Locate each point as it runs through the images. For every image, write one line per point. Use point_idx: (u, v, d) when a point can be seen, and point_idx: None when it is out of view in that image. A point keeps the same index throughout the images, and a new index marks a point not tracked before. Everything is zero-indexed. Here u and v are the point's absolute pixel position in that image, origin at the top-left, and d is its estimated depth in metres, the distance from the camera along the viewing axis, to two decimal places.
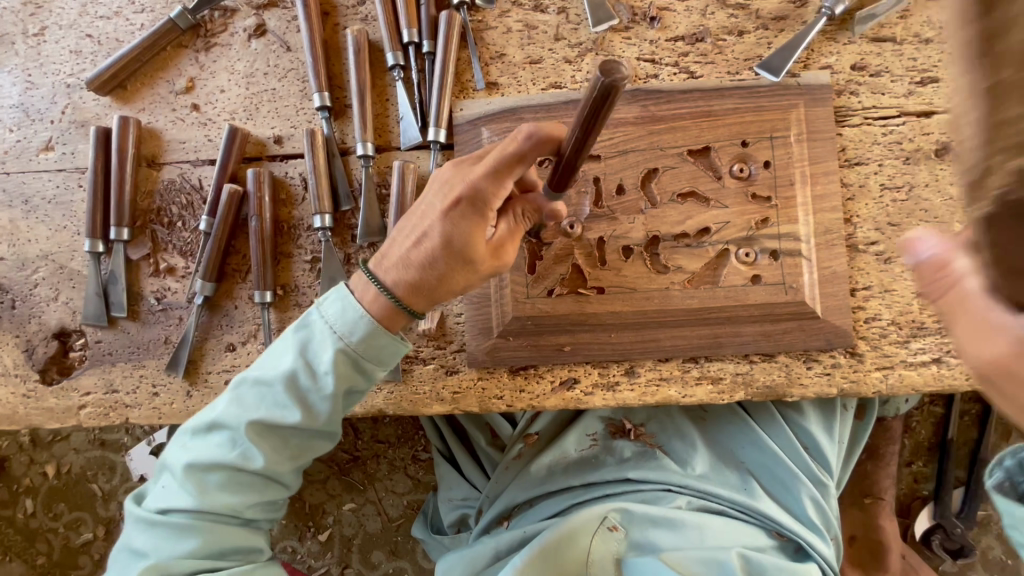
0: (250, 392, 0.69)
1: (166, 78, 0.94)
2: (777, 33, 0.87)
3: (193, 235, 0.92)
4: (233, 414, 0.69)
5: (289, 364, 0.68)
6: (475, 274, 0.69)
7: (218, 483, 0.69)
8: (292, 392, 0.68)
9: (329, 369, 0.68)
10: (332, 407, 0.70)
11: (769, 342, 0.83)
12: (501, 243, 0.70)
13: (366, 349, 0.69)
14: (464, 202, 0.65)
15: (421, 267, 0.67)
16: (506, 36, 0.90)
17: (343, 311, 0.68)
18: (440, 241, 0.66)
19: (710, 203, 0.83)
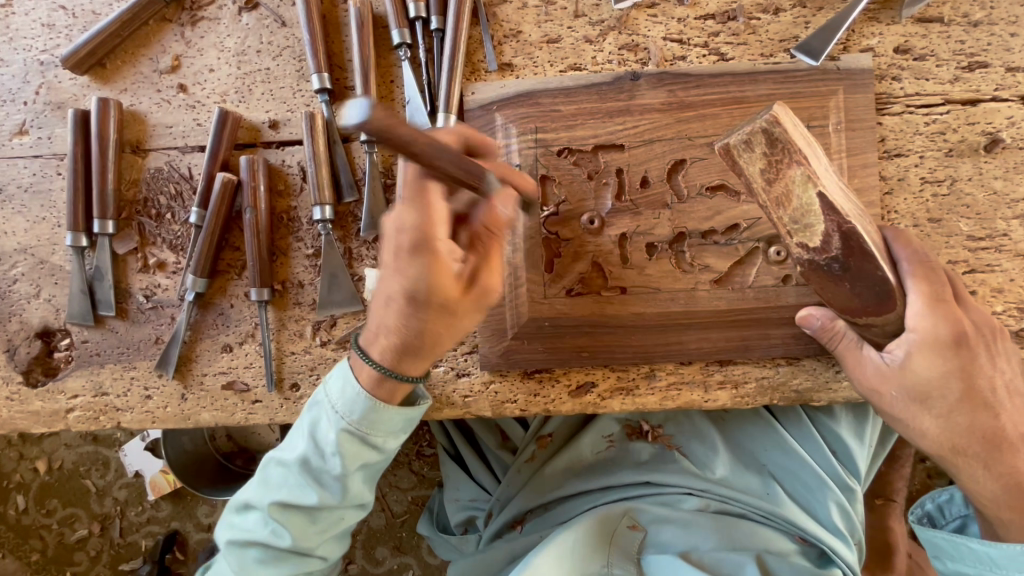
0: (272, 473, 0.70)
1: (149, 56, 0.86)
2: (815, 12, 0.81)
3: (184, 229, 0.86)
4: (261, 494, 0.70)
5: (301, 444, 0.69)
6: (456, 317, 0.62)
7: (256, 560, 0.70)
8: (307, 473, 0.68)
9: (335, 449, 0.67)
10: (347, 484, 0.69)
11: (799, 345, 0.79)
12: (472, 278, 0.62)
13: (371, 424, 0.67)
14: (408, 251, 0.57)
15: (398, 327, 0.63)
16: (521, 12, 0.83)
17: (342, 389, 0.67)
18: (404, 297, 0.60)
19: (741, 197, 0.78)
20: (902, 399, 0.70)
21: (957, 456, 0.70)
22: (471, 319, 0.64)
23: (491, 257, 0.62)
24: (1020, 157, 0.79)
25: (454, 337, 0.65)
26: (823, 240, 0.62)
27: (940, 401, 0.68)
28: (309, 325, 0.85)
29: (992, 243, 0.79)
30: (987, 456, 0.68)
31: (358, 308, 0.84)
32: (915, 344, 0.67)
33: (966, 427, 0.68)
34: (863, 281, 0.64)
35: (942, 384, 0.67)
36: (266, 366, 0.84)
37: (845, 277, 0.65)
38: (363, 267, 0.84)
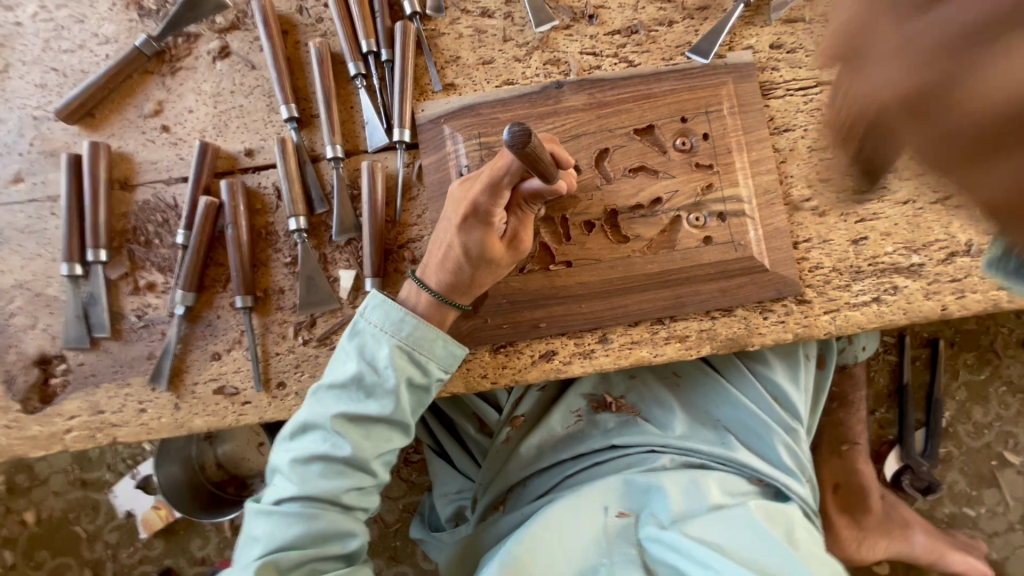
0: (327, 395, 0.81)
1: (134, 103, 0.97)
2: (702, 22, 0.97)
3: (171, 251, 0.95)
4: (317, 412, 0.80)
5: (353, 365, 0.81)
6: (498, 269, 0.83)
7: (319, 473, 0.79)
8: (362, 388, 0.81)
9: (388, 363, 0.80)
10: (398, 397, 0.81)
11: (727, 297, 0.90)
12: (515, 236, 0.82)
13: (415, 342, 0.82)
14: (467, 218, 0.78)
15: (452, 272, 0.82)
16: (458, 41, 0.97)
17: (385, 314, 0.82)
18: (460, 251, 0.80)
19: (659, 174, 0.91)
20: None
21: None
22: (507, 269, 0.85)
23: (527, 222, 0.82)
24: None
25: (495, 281, 0.85)
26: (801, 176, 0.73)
27: None
28: (291, 326, 0.93)
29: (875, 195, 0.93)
30: None
31: (333, 306, 0.93)
32: None
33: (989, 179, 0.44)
34: None
35: None
36: (253, 368, 0.92)
37: None
38: (337, 269, 0.94)
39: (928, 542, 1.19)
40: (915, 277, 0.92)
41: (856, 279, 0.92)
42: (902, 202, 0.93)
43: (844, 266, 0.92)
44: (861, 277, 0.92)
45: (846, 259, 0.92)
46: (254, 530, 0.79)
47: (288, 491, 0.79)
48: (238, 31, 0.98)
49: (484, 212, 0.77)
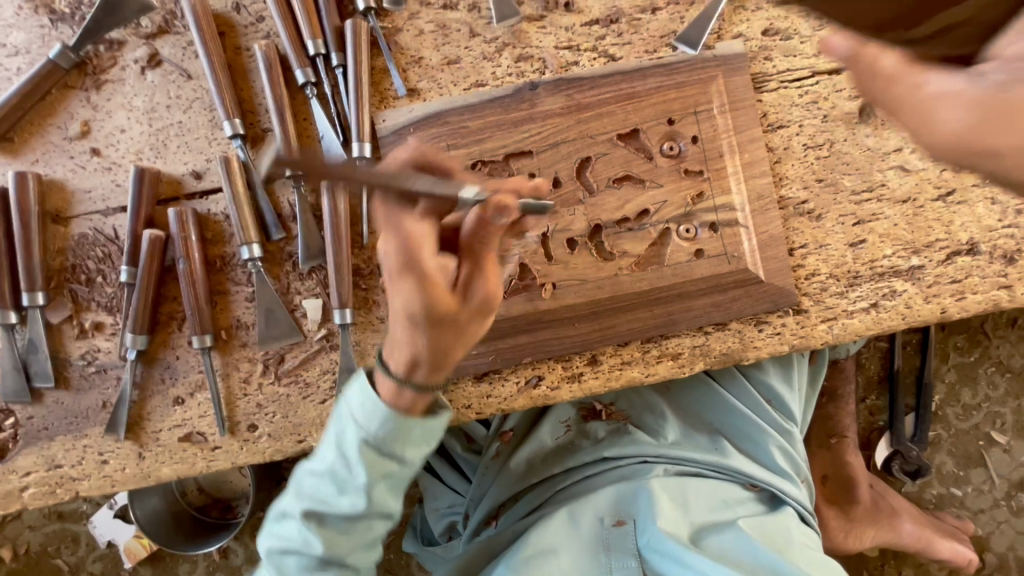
0: (308, 480, 0.75)
1: (57, 124, 0.86)
2: (688, 7, 0.88)
3: (117, 289, 0.86)
4: (294, 503, 0.74)
5: (330, 454, 0.73)
6: (460, 325, 0.69)
7: (297, 565, 0.74)
8: (334, 483, 0.72)
9: (357, 459, 0.71)
10: (370, 494, 0.72)
11: (720, 312, 0.85)
12: (467, 287, 0.68)
13: (387, 436, 0.71)
14: (397, 276, 0.67)
15: (409, 341, 0.69)
16: (419, 39, 0.87)
17: (356, 403, 0.71)
18: (405, 318, 0.68)
19: (646, 183, 0.84)
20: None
21: None
22: (474, 326, 0.71)
23: (488, 263, 0.69)
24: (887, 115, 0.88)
25: (465, 343, 0.71)
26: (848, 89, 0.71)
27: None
28: (257, 365, 0.87)
29: (873, 195, 0.88)
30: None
31: (297, 339, 0.86)
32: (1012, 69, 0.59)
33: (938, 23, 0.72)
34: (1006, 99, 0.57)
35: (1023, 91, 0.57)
36: (217, 412, 0.86)
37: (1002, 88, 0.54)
38: (302, 300, 0.86)
39: (916, 532, 1.19)
40: (915, 280, 0.87)
41: (854, 285, 0.87)
42: (901, 201, 0.88)
43: (842, 271, 0.88)
44: (858, 282, 0.87)
45: (844, 264, 0.87)
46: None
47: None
48: (169, 36, 0.86)
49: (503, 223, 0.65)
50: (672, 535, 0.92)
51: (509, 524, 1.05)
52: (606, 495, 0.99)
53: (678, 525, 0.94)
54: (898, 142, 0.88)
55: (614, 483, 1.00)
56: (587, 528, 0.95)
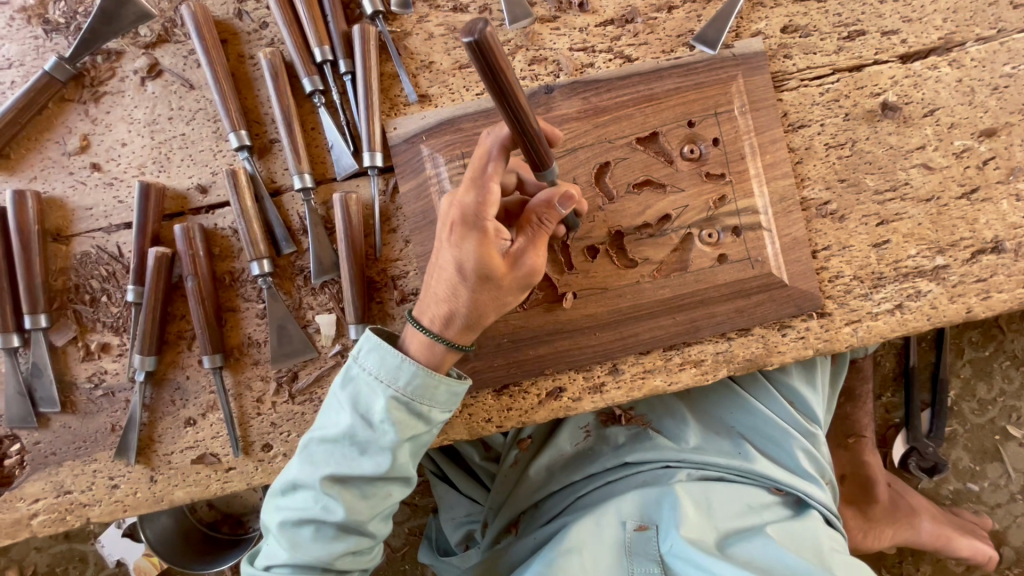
0: (318, 449, 0.72)
1: (55, 139, 0.83)
2: (705, 5, 0.85)
3: (123, 308, 0.84)
4: (307, 471, 0.72)
5: (347, 418, 0.71)
6: (501, 291, 0.69)
7: (312, 536, 0.72)
8: (355, 445, 0.71)
9: (383, 417, 0.70)
10: (395, 455, 0.71)
11: (743, 317, 0.84)
12: (518, 256, 0.68)
13: (415, 390, 0.71)
14: (461, 227, 0.66)
15: (448, 300, 0.70)
16: (429, 43, 0.84)
17: (381, 359, 0.72)
18: (456, 270, 0.68)
19: (667, 188, 0.82)
20: None
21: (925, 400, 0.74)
22: (515, 296, 0.71)
23: (539, 239, 0.69)
24: (910, 112, 0.86)
25: (500, 309, 0.72)
26: None
27: None
28: (270, 383, 0.84)
29: (896, 194, 0.86)
30: None
31: (312, 355, 0.83)
32: None
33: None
34: None
35: None
36: (230, 432, 0.83)
37: None
38: (315, 315, 0.84)
39: (936, 531, 1.17)
40: (939, 280, 0.86)
41: (878, 286, 0.86)
42: (924, 200, 0.86)
43: (866, 273, 0.86)
44: (883, 283, 0.86)
45: (868, 265, 0.86)
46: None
47: (282, 556, 0.72)
48: (169, 45, 0.83)
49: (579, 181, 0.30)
50: (695, 540, 0.90)
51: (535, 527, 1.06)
52: (629, 501, 0.97)
53: (701, 531, 0.92)
54: (921, 139, 0.86)
55: (636, 489, 0.99)
56: (611, 535, 0.94)
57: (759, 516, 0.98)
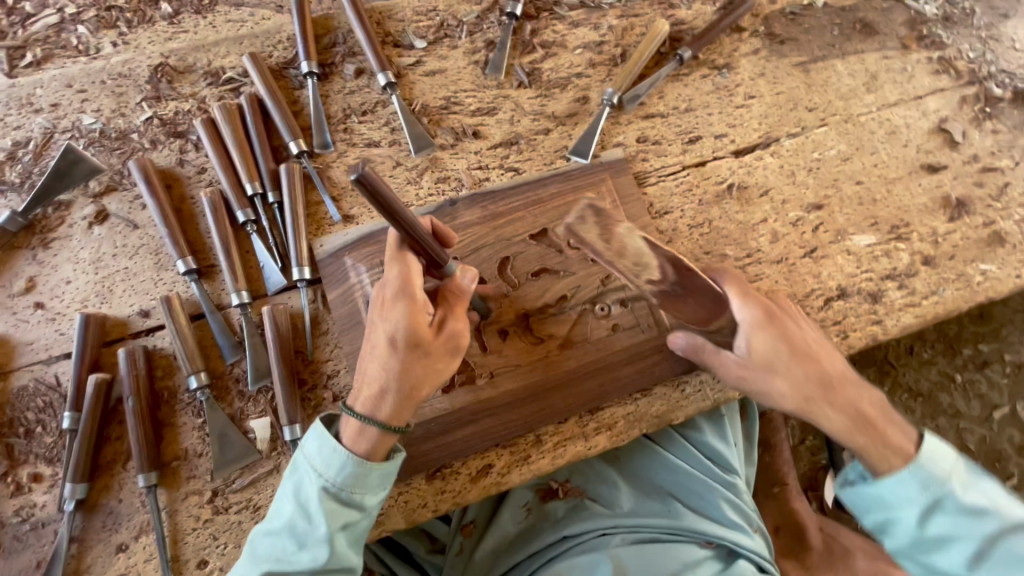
0: (263, 543, 0.77)
1: (2, 283, 0.90)
2: (573, 126, 1.05)
3: (57, 437, 0.86)
4: (248, 569, 0.76)
5: (288, 509, 0.77)
6: (431, 357, 0.77)
7: None
8: (294, 537, 0.76)
9: (318, 506, 0.76)
10: (332, 545, 0.76)
11: (644, 378, 0.94)
12: (443, 323, 0.79)
13: (347, 480, 0.77)
14: (391, 299, 0.77)
15: (382, 369, 0.77)
16: (348, 172, 0.99)
17: (319, 448, 0.77)
18: (388, 342, 0.76)
19: (560, 273, 0.95)
20: (756, 370, 0.87)
21: (811, 404, 0.86)
22: (446, 362, 0.79)
23: (458, 309, 0.80)
24: (751, 194, 1.06)
25: (433, 377, 0.78)
26: (661, 271, 0.94)
27: (783, 366, 0.86)
28: (205, 495, 0.86)
29: (752, 259, 1.03)
30: (835, 390, 0.87)
31: (253, 458, 0.87)
32: (749, 328, 0.87)
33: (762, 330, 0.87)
34: (697, 297, 0.94)
35: (774, 351, 0.87)
36: (160, 553, 0.83)
37: (686, 295, 0.94)
38: (251, 421, 0.89)
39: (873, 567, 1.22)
40: None
41: None
42: (776, 261, 1.03)
43: None
44: None
45: None
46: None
47: None
48: (116, 193, 0.95)
49: (754, 359, 0.87)
50: None
51: None
52: (567, 573, 1.03)
53: None
54: (762, 214, 1.05)
55: (570, 564, 1.04)
56: None
57: (691, 575, 1.03)
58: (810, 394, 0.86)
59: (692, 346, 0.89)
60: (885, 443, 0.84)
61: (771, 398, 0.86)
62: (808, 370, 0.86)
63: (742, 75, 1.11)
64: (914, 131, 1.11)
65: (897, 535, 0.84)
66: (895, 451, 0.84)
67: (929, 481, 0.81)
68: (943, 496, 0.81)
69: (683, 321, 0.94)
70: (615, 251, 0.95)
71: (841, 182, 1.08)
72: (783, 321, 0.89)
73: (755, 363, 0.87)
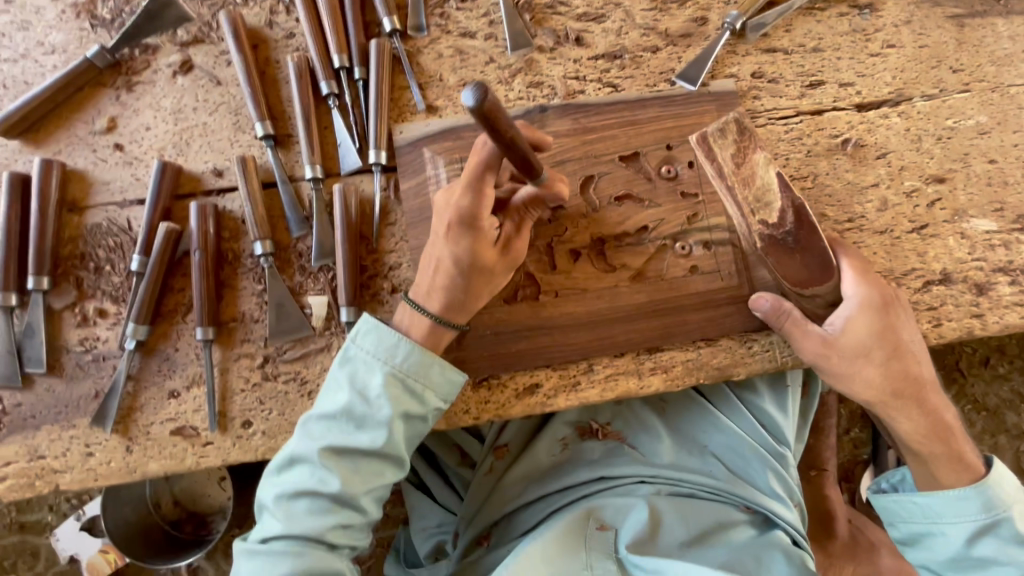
0: (317, 425, 0.79)
1: (84, 119, 0.89)
2: (685, 48, 0.96)
3: (124, 279, 0.87)
4: (306, 445, 0.78)
5: (346, 393, 0.79)
6: (493, 276, 0.82)
7: (306, 509, 0.78)
8: (352, 420, 0.79)
9: (381, 391, 0.79)
10: (390, 427, 0.79)
11: (713, 327, 0.89)
12: (508, 241, 0.81)
13: (409, 370, 0.80)
14: (458, 229, 0.77)
15: (446, 288, 0.81)
16: (439, 62, 0.93)
17: (379, 339, 0.80)
18: (452, 263, 0.79)
19: (645, 203, 0.89)
20: (848, 357, 0.83)
21: (890, 400, 0.84)
22: (504, 277, 0.84)
23: (524, 226, 0.83)
24: (867, 155, 0.95)
25: (490, 293, 0.84)
26: (779, 216, 0.85)
27: (878, 355, 0.83)
28: (258, 360, 0.87)
29: (854, 225, 0.94)
30: (913, 396, 0.85)
31: (306, 333, 0.87)
32: (855, 308, 0.83)
33: (868, 308, 0.83)
34: (811, 254, 0.85)
35: (875, 341, 0.82)
36: (210, 406, 0.85)
37: (797, 250, 0.85)
38: (309, 297, 0.88)
39: None
40: None
41: None
42: (879, 232, 0.94)
43: None
44: None
45: None
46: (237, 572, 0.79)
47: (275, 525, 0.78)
48: (202, 45, 0.91)
49: (845, 341, 0.83)
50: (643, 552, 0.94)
51: (507, 539, 1.08)
52: (602, 507, 1.02)
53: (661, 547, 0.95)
54: (874, 178, 0.95)
55: (603, 501, 1.03)
56: (572, 527, 0.97)
57: (726, 534, 1.01)
58: (889, 395, 0.84)
59: (778, 309, 0.85)
60: (949, 465, 0.85)
61: (854, 386, 0.84)
62: (895, 365, 0.83)
63: (885, 19, 0.98)
64: None
65: (934, 549, 0.85)
66: (967, 467, 0.84)
67: (992, 503, 0.82)
68: (1002, 522, 0.81)
69: (780, 277, 0.87)
70: (745, 180, 0.85)
71: (971, 157, 0.96)
72: (896, 310, 0.84)
73: (845, 346, 0.83)
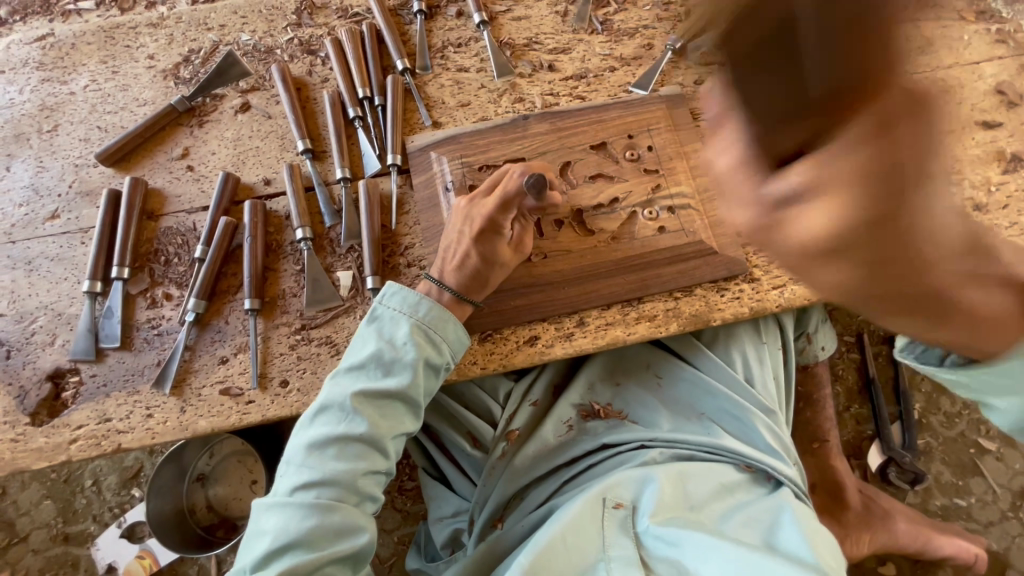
0: (347, 375, 0.92)
1: (164, 149, 1.14)
2: (638, 67, 1.19)
3: (188, 268, 1.06)
4: (337, 392, 0.91)
5: (374, 344, 0.93)
6: (508, 270, 0.99)
7: (335, 453, 0.88)
8: (380, 367, 0.92)
9: (405, 339, 0.93)
10: (413, 372, 0.92)
11: (685, 278, 1.03)
12: (520, 242, 0.99)
13: (428, 321, 0.94)
14: (490, 232, 0.97)
15: (470, 275, 0.97)
16: (441, 90, 1.18)
17: (404, 299, 0.96)
18: (481, 258, 0.96)
19: (615, 179, 1.07)
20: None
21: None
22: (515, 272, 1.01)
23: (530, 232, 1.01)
24: None
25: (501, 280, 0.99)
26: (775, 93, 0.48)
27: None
28: (295, 326, 1.02)
29: None
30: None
31: (337, 302, 1.02)
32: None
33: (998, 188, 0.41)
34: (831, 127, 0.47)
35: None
36: (253, 366, 0.99)
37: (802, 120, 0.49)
38: (338, 273, 1.05)
39: (916, 532, 1.22)
40: None
41: None
42: None
43: None
44: None
45: None
46: (265, 523, 0.86)
47: (305, 476, 0.87)
48: (259, 92, 1.17)
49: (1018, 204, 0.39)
50: (668, 522, 0.95)
51: (518, 518, 1.13)
52: (615, 483, 1.01)
53: (675, 513, 0.97)
54: None
55: (618, 481, 1.01)
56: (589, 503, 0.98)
57: (730, 496, 1.04)
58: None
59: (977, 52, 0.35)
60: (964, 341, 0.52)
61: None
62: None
63: None
64: (967, 92, 1.16)
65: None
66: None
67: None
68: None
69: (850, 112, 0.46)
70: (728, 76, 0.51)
71: None
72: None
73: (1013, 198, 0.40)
